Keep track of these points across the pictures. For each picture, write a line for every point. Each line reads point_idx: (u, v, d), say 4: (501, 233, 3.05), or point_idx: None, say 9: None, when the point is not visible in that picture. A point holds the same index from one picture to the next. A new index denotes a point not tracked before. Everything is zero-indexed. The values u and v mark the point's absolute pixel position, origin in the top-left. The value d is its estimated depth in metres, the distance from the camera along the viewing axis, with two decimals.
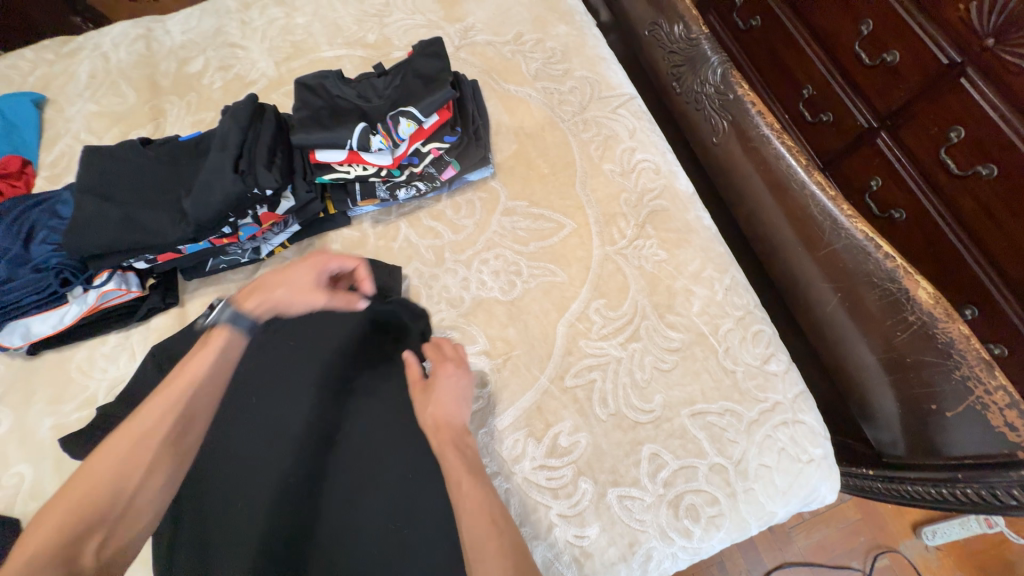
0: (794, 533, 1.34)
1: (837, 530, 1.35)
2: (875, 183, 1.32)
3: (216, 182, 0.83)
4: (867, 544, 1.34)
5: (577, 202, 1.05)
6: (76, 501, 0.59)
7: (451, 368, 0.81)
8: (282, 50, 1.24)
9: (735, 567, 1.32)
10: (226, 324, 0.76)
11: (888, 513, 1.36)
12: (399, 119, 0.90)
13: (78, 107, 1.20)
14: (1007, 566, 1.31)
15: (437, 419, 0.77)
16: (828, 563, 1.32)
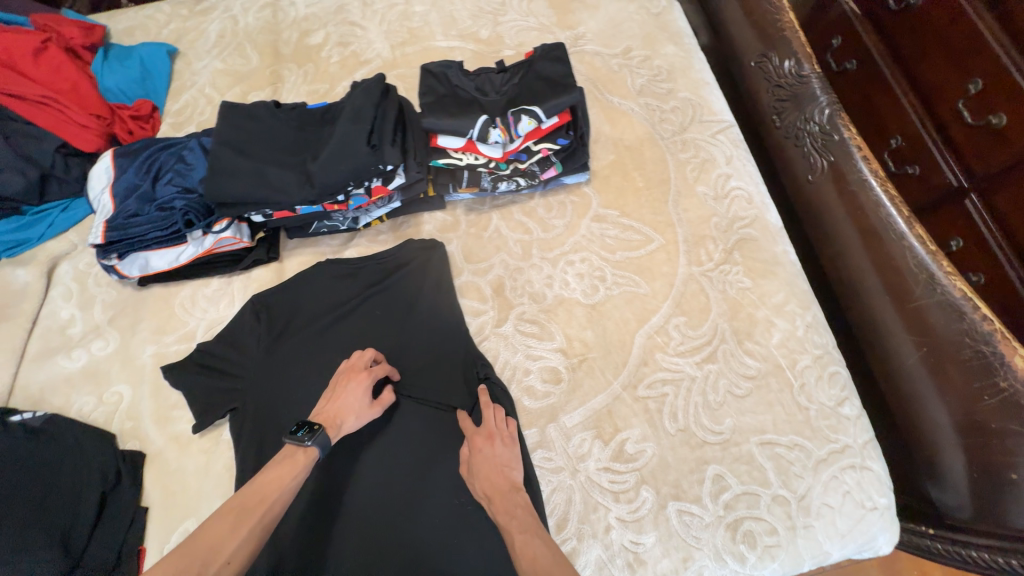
0: None
1: None
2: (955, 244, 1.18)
3: (350, 153, 0.90)
4: None
5: (667, 219, 1.07)
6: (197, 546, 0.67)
7: (486, 444, 0.86)
8: (399, 35, 1.30)
9: None
10: (313, 451, 0.80)
11: None
12: (521, 117, 0.92)
13: (205, 63, 1.29)
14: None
15: (486, 486, 0.82)
16: None
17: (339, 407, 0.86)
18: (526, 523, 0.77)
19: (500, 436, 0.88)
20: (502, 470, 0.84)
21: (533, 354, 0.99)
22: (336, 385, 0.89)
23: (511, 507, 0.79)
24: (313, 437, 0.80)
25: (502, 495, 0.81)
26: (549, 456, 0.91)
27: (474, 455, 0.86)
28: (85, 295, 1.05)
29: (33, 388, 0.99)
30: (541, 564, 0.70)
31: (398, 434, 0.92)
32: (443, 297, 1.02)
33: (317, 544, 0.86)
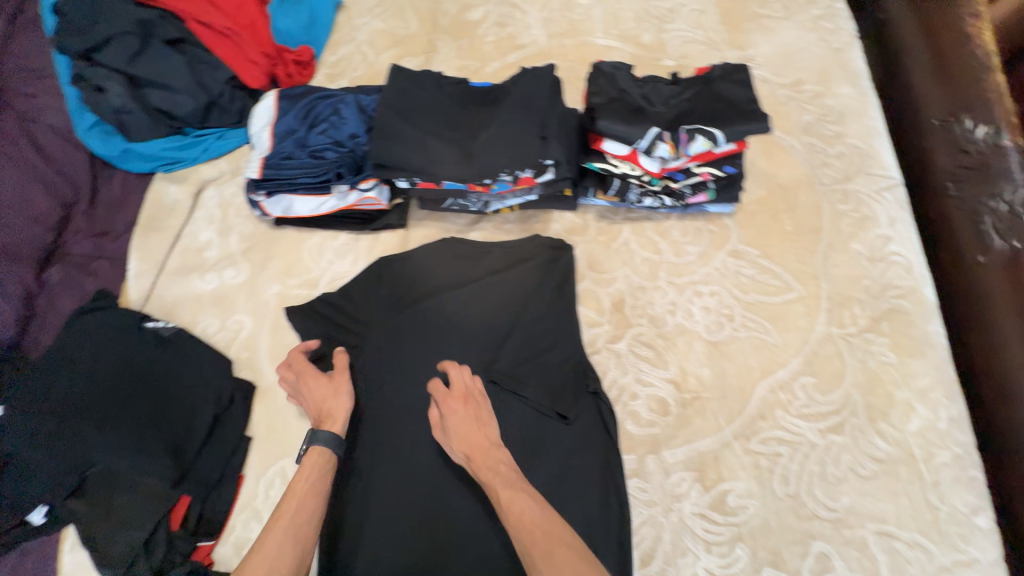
0: None
1: None
2: None
3: (520, 141, 0.89)
4: None
5: (812, 271, 1.00)
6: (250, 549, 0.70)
7: (457, 404, 0.83)
8: (558, 25, 1.27)
9: None
10: (318, 450, 0.82)
11: None
12: (695, 137, 0.87)
13: (366, 20, 1.31)
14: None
15: (464, 446, 0.79)
16: None
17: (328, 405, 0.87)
18: (514, 484, 0.75)
19: (469, 393, 0.85)
20: (477, 428, 0.81)
21: (644, 379, 0.96)
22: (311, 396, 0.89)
23: (494, 465, 0.77)
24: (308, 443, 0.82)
25: (479, 451, 0.79)
26: (643, 487, 0.88)
27: (445, 415, 0.82)
28: (225, 222, 1.11)
29: (167, 299, 1.05)
30: (529, 524, 0.70)
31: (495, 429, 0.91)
32: (559, 300, 0.99)
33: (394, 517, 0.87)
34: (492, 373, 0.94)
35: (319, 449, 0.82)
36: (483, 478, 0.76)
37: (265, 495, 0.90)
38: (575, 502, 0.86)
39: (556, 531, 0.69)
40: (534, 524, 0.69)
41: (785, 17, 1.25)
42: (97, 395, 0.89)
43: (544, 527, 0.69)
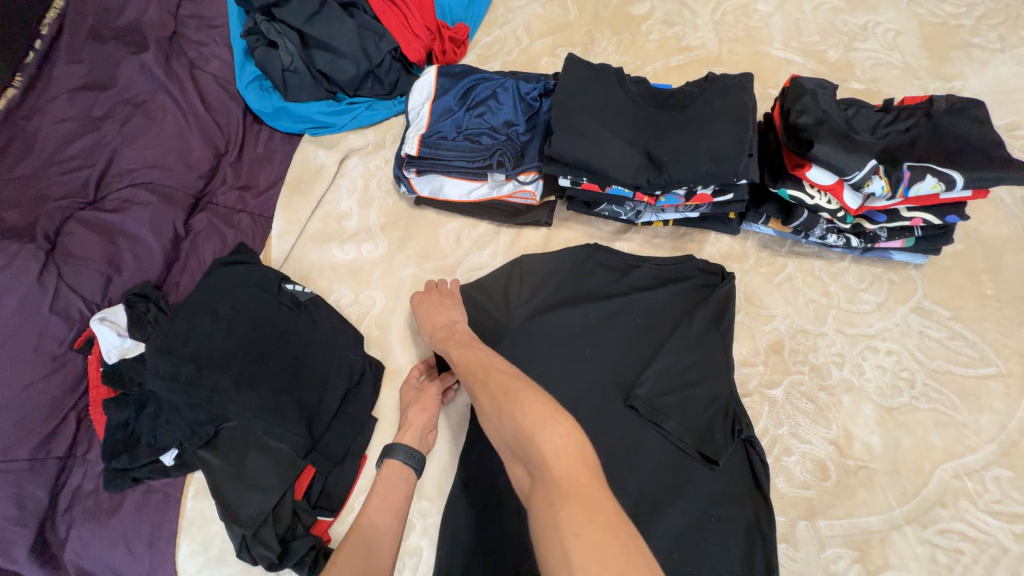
0: None
1: None
2: None
3: (721, 155, 0.80)
4: None
5: (1017, 347, 0.87)
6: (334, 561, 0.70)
7: (424, 291, 0.92)
8: (732, 30, 1.17)
9: None
10: (396, 466, 0.82)
11: None
12: (924, 176, 0.76)
13: (523, 4, 1.26)
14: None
15: (429, 325, 0.87)
16: None
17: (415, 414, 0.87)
18: (461, 341, 0.81)
19: (435, 284, 0.95)
20: (439, 309, 0.88)
21: (801, 435, 0.86)
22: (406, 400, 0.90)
23: (453, 332, 0.83)
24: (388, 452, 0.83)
25: (441, 326, 0.86)
26: (792, 555, 0.79)
27: (418, 303, 0.92)
28: (366, 195, 1.09)
29: (303, 263, 1.05)
30: (472, 363, 0.74)
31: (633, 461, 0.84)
32: (715, 333, 0.91)
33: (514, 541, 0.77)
34: (638, 393, 0.87)
35: (392, 460, 0.82)
36: (441, 345, 0.83)
37: None
38: (715, 554, 0.79)
39: (493, 365, 0.71)
40: (474, 363, 0.74)
41: (1002, 49, 1.09)
42: (238, 349, 0.89)
43: (479, 362, 0.73)
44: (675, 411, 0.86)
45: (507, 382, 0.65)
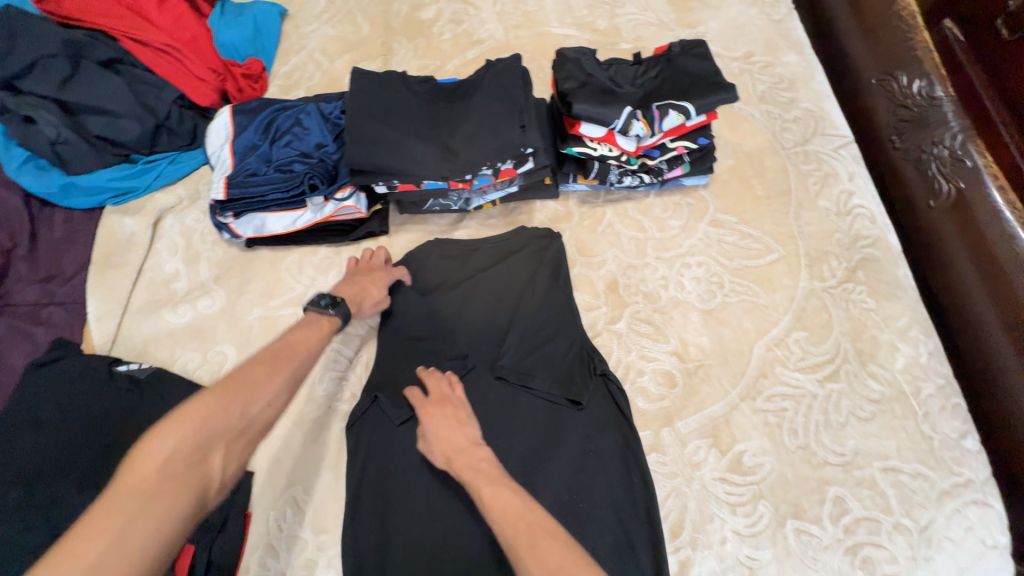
0: None
1: None
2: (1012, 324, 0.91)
3: (499, 132, 0.88)
4: None
5: (788, 231, 1.05)
6: (151, 466, 0.56)
7: (433, 405, 0.81)
8: (512, 17, 1.27)
9: None
10: (332, 320, 0.83)
11: None
12: (668, 112, 0.90)
13: (314, 28, 1.27)
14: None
15: (445, 449, 0.76)
16: None
17: (357, 295, 0.91)
18: (489, 476, 0.71)
19: (450, 400, 0.83)
20: (457, 430, 0.78)
21: (648, 355, 0.97)
22: (354, 278, 0.94)
23: (476, 461, 0.73)
24: (336, 306, 0.83)
25: (461, 451, 0.75)
26: (663, 460, 0.89)
27: (426, 421, 0.80)
28: (190, 250, 1.04)
29: (136, 339, 0.97)
30: (512, 516, 0.65)
31: (512, 425, 0.88)
32: (558, 287, 0.99)
33: (417, 533, 0.81)
34: (500, 364, 0.92)
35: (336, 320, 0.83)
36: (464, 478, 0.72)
37: (278, 527, 0.85)
38: (604, 482, 0.86)
39: (539, 521, 0.64)
40: (518, 516, 0.64)
41: None
42: (72, 452, 0.80)
43: (524, 516, 0.64)
44: (539, 368, 0.92)
45: (558, 555, 0.59)
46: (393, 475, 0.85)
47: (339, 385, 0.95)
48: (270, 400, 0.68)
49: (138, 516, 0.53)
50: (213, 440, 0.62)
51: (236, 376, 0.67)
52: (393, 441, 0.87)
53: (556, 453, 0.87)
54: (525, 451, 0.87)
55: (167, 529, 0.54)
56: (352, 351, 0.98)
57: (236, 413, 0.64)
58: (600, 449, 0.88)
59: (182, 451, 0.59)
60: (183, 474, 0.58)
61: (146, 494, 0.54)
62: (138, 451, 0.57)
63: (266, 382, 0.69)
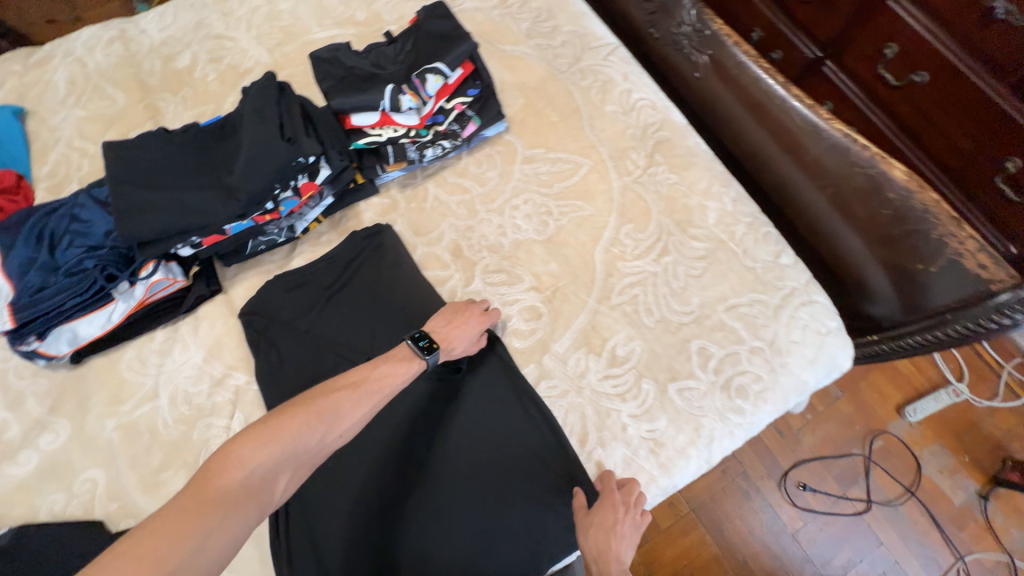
0: (801, 435, 1.68)
1: (836, 425, 1.70)
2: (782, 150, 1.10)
3: (269, 152, 0.87)
4: (863, 431, 1.69)
5: (589, 142, 1.13)
6: (237, 476, 0.61)
7: (622, 498, 0.83)
8: (272, 36, 1.23)
9: (757, 474, 1.64)
10: (422, 364, 0.84)
11: (877, 403, 1.73)
12: (426, 77, 0.98)
13: (62, 115, 1.16)
14: (974, 427, 1.69)
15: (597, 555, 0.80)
16: (833, 454, 1.67)
17: (453, 333, 0.89)
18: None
19: (630, 510, 0.83)
20: (614, 534, 0.81)
21: (509, 300, 1.02)
22: (452, 313, 0.93)
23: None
24: (433, 356, 0.84)
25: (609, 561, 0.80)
26: (553, 384, 0.96)
27: (603, 512, 0.82)
28: (10, 394, 0.95)
29: None
30: None
31: (409, 415, 0.93)
32: (405, 274, 1.02)
33: (353, 550, 0.83)
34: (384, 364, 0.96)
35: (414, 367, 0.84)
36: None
37: None
38: (506, 426, 0.91)
39: None
40: None
41: None
42: None
43: None
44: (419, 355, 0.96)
45: None
46: (315, 514, 0.86)
47: None
48: (344, 431, 0.73)
49: (217, 525, 0.57)
50: (289, 461, 0.66)
51: (326, 401, 0.73)
52: (308, 483, 0.89)
53: (453, 426, 0.91)
54: (428, 433, 0.91)
55: (230, 544, 0.57)
56: (226, 418, 0.93)
57: (314, 439, 0.69)
58: (495, 400, 0.93)
59: (262, 470, 0.63)
60: (255, 491, 0.62)
61: (230, 503, 0.59)
62: (228, 457, 0.62)
63: (350, 412, 0.74)
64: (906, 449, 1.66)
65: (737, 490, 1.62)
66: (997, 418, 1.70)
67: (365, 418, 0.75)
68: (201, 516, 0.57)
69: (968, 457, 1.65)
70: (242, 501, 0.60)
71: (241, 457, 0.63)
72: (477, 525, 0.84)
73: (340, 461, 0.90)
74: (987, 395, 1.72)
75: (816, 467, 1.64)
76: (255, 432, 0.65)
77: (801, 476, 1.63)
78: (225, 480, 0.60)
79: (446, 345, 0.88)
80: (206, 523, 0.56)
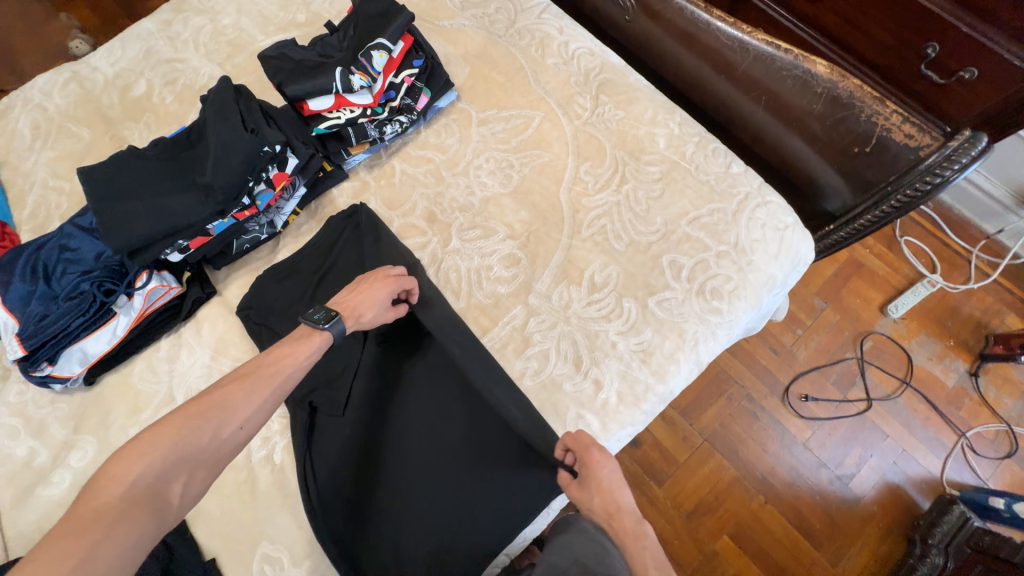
0: (795, 349, 1.71)
1: (826, 334, 1.73)
2: (712, 74, 1.19)
3: (236, 146, 0.93)
4: (853, 335, 1.72)
5: (537, 96, 1.20)
6: (117, 491, 0.60)
7: (604, 458, 0.83)
8: (221, 51, 1.27)
9: (760, 393, 1.66)
10: (325, 337, 0.83)
11: (861, 307, 1.76)
12: (371, 54, 1.03)
13: (33, 160, 1.20)
14: (955, 311, 1.74)
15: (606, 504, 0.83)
16: (829, 360, 1.70)
17: (357, 301, 0.89)
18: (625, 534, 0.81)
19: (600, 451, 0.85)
20: (616, 490, 0.83)
21: (487, 252, 1.08)
22: (358, 282, 0.93)
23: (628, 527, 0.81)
24: (331, 325, 0.83)
25: (624, 513, 0.82)
26: (541, 318, 1.02)
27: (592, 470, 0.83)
28: (33, 423, 0.99)
29: (25, 532, 0.91)
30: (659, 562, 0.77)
31: (413, 382, 0.99)
32: (382, 247, 1.07)
33: (382, 509, 0.91)
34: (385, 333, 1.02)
35: (313, 343, 0.82)
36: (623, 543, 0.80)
37: None
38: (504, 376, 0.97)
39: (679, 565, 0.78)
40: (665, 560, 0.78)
41: None
42: None
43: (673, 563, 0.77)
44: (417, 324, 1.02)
45: None
46: (343, 477, 0.93)
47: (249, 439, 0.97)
48: (244, 421, 0.70)
49: (104, 538, 0.56)
50: (182, 463, 0.64)
51: (209, 399, 0.69)
52: (330, 458, 0.94)
53: (457, 383, 0.97)
54: (434, 396, 0.97)
55: (127, 555, 0.56)
56: None
57: (207, 436, 0.67)
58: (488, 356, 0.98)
59: (148, 479, 0.62)
60: (145, 500, 0.60)
61: (112, 518, 0.57)
62: (105, 474, 0.60)
63: (243, 404, 0.71)
64: (894, 344, 1.71)
65: (744, 412, 1.64)
66: (976, 299, 1.74)
67: (266, 406, 0.73)
68: (81, 533, 0.55)
69: (952, 339, 1.70)
70: (129, 511, 0.59)
71: (117, 473, 0.61)
72: (488, 472, 0.90)
73: (358, 432, 0.96)
74: (959, 279, 1.76)
75: (815, 377, 1.68)
76: (129, 447, 0.63)
77: (802, 388, 1.67)
78: (104, 497, 0.59)
79: (348, 316, 0.86)
80: (89, 538, 0.55)
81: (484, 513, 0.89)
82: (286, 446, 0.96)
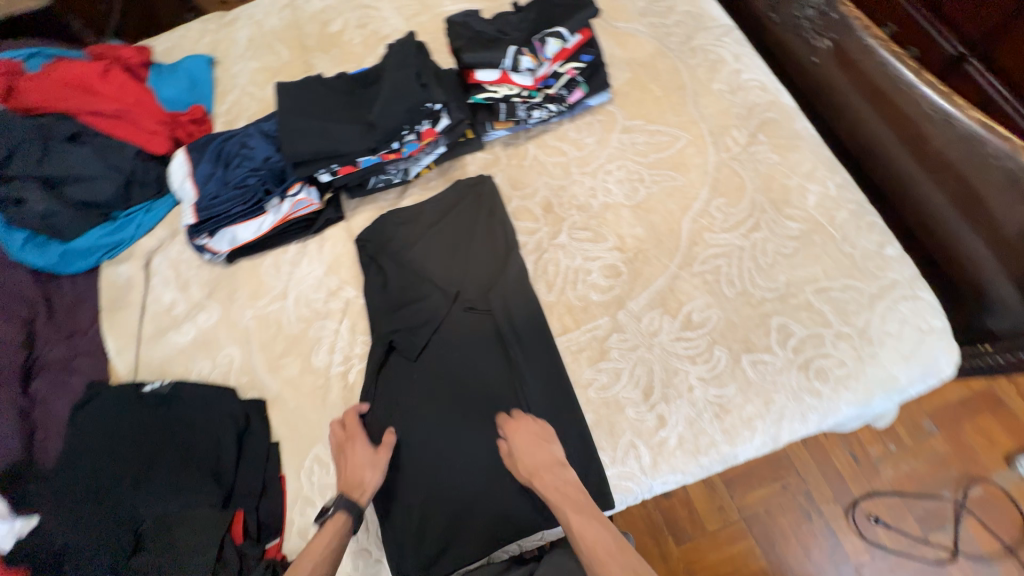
0: (880, 466, 1.50)
1: (926, 463, 1.49)
2: (895, 142, 1.06)
3: (404, 96, 1.03)
4: (960, 476, 1.47)
5: (691, 118, 1.16)
6: None
7: (524, 420, 0.92)
8: (411, 8, 1.39)
9: (823, 496, 1.49)
10: (340, 516, 0.86)
11: (981, 448, 1.49)
12: (547, 41, 1.06)
13: (241, 66, 1.41)
14: None
15: (530, 465, 0.87)
16: (919, 492, 1.47)
17: (349, 469, 0.91)
18: (571, 501, 0.83)
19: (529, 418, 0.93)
20: (541, 446, 0.88)
21: (591, 256, 1.08)
22: (339, 454, 0.94)
23: (556, 481, 0.85)
24: (335, 509, 0.86)
25: (545, 469, 0.86)
26: (624, 337, 1.00)
27: (514, 434, 0.90)
28: (181, 278, 1.19)
29: (152, 362, 1.11)
30: (598, 545, 0.78)
31: (481, 355, 1.01)
32: (494, 220, 1.12)
33: (418, 461, 0.95)
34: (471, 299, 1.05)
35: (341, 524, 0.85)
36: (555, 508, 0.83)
37: (309, 481, 0.97)
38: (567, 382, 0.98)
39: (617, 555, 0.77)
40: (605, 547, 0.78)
41: None
42: (126, 463, 0.95)
43: (610, 549, 0.77)
44: (502, 301, 1.04)
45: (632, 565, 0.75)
46: (398, 415, 0.99)
47: (332, 353, 1.07)
48: None
49: None
50: None
51: None
52: (390, 394, 1.01)
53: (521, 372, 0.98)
54: (497, 375, 0.99)
55: None
56: (336, 322, 1.10)
57: None
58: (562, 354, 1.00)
59: None
60: None
61: None
62: None
63: None
64: (1011, 504, 1.43)
65: (796, 509, 1.49)
66: None
67: None
68: None
69: None
70: None
71: None
72: None
73: (421, 381, 1.01)
74: None
75: (895, 504, 1.47)
76: None
77: (874, 508, 1.47)
78: None
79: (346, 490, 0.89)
80: None
81: (512, 500, 0.92)
82: (360, 369, 1.04)
